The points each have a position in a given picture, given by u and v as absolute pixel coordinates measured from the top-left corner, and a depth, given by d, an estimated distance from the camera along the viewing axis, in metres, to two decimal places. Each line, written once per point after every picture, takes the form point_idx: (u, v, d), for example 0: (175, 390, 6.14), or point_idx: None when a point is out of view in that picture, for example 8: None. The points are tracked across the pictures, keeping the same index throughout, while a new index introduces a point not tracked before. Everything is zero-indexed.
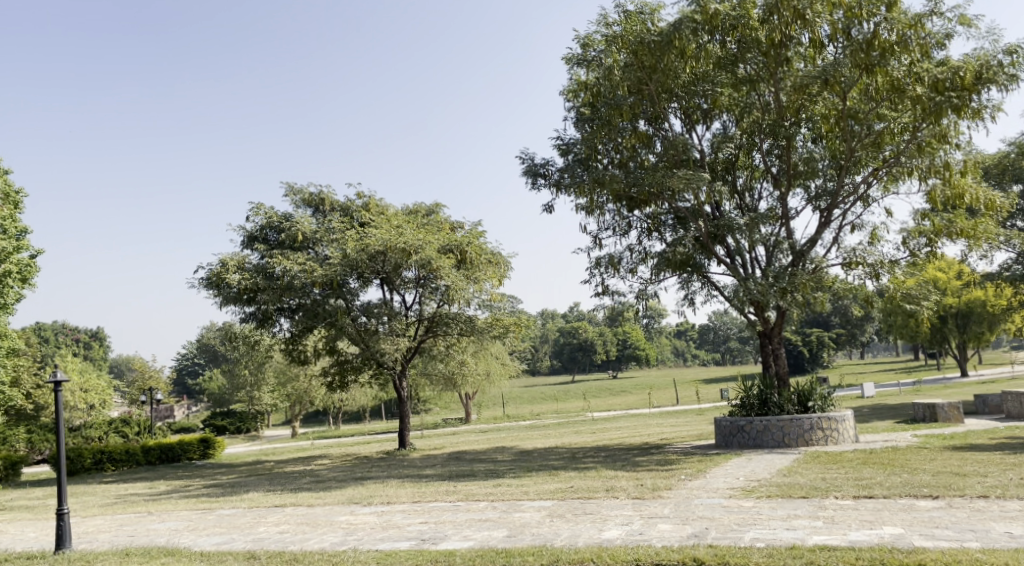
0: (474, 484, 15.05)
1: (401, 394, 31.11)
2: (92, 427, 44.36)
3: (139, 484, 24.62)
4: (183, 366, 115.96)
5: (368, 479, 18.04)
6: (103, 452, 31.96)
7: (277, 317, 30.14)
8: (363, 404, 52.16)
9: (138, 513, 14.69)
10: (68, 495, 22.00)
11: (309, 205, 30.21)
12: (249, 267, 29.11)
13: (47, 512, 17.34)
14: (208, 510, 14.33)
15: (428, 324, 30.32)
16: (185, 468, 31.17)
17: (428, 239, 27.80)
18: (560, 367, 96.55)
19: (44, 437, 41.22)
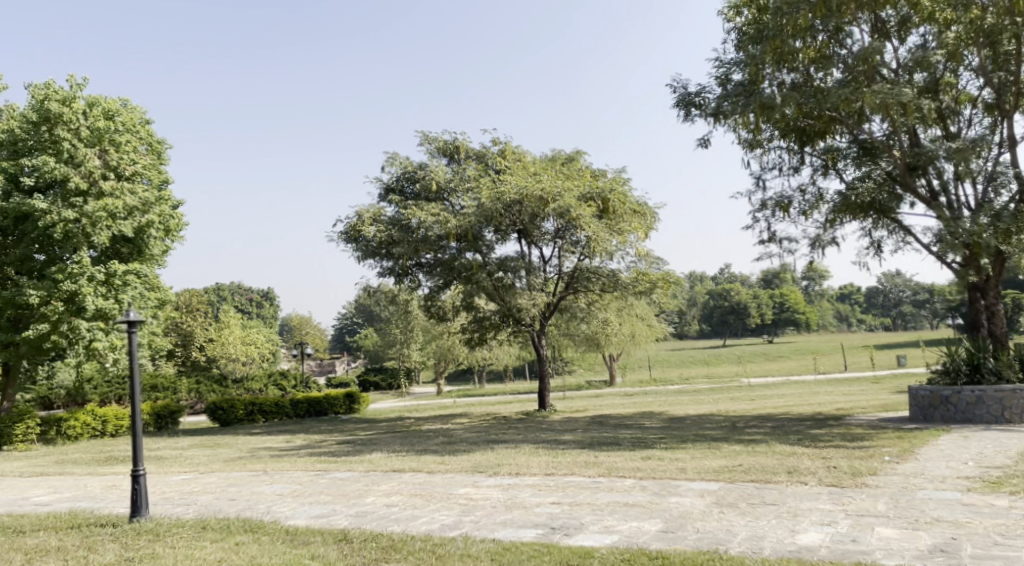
0: (620, 455, 12.76)
1: (540, 355, 29.08)
2: (250, 379, 45.61)
3: (277, 437, 23.96)
4: (339, 325, 119.94)
5: (501, 443, 16.07)
6: (252, 403, 32.01)
7: (414, 273, 28.76)
8: (506, 364, 50.82)
9: (252, 472, 13.43)
10: (206, 447, 21.49)
11: (444, 153, 28.49)
12: (384, 219, 27.84)
13: (173, 464, 16.51)
14: (320, 472, 12.79)
15: (568, 281, 27.99)
16: (329, 422, 30.72)
17: (568, 185, 25.34)
18: (713, 331, 92.03)
19: (208, 387, 42.59)
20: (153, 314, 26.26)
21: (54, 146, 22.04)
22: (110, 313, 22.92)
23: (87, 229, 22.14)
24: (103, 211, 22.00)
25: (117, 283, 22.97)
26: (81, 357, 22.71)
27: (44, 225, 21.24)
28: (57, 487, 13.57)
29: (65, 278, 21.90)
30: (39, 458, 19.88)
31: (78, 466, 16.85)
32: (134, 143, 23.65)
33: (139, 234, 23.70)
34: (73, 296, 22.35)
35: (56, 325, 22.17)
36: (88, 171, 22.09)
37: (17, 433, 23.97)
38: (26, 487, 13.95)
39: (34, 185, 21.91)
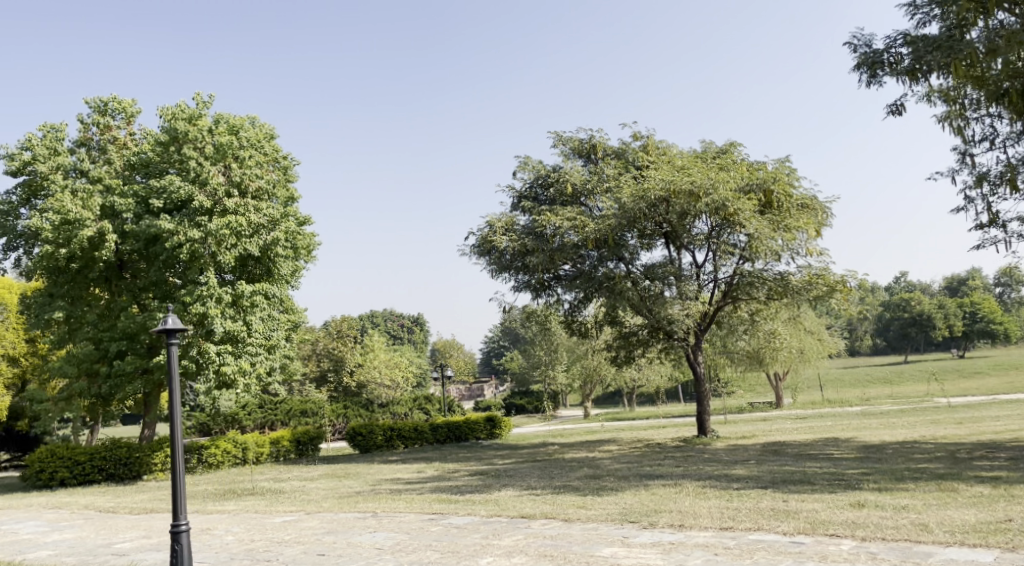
0: (817, 501, 9.87)
1: (698, 373, 25.80)
2: (396, 403, 44.71)
3: (413, 465, 22.06)
4: (488, 348, 119.41)
5: (657, 478, 13.34)
6: (391, 429, 30.33)
7: (554, 287, 26.37)
8: (660, 385, 47.35)
9: (362, 513, 11.43)
10: (337, 477, 19.89)
11: (579, 154, 26.10)
12: (518, 228, 25.71)
13: (290, 498, 14.71)
14: (436, 515, 10.59)
15: (726, 290, 24.72)
16: (471, 448, 28.77)
17: (723, 177, 22.20)
18: (889, 346, 83.99)
19: (356, 412, 41.92)
20: (287, 336, 25.07)
21: (182, 166, 21.14)
22: (237, 335, 21.65)
23: (213, 249, 20.93)
24: (227, 229, 20.73)
25: (246, 304, 21.78)
26: (212, 383, 21.58)
27: (170, 246, 20.26)
28: (154, 527, 11.99)
29: (193, 300, 20.91)
30: (167, 490, 18.81)
31: (194, 499, 15.42)
32: (260, 158, 22.41)
33: (266, 251, 22.35)
34: (202, 318, 21.31)
35: (186, 348, 21.26)
36: (212, 188, 20.91)
37: (157, 460, 23.19)
38: (125, 526, 12.46)
39: (163, 206, 21.03)
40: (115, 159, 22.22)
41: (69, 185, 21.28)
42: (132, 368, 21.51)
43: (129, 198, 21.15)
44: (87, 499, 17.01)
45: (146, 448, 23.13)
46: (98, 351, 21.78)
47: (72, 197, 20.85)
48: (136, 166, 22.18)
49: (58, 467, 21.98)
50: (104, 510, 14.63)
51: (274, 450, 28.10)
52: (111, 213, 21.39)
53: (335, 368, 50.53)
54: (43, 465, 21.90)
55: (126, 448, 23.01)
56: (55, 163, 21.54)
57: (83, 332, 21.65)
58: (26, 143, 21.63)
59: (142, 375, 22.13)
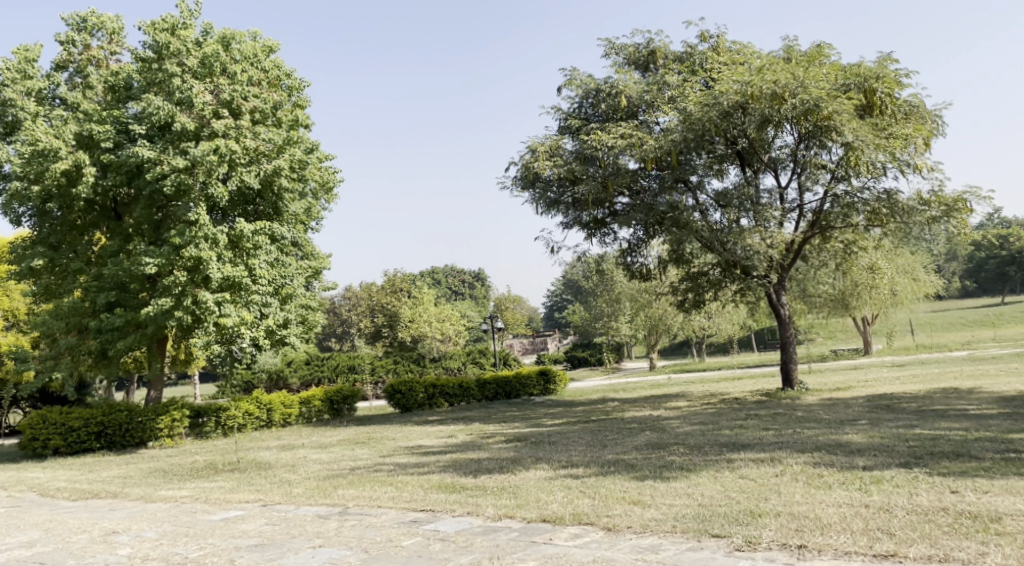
0: (1014, 498, 6.20)
1: (783, 316, 21.77)
2: (447, 357, 41.55)
3: (446, 422, 18.79)
4: (550, 302, 115.77)
5: (745, 449, 9.65)
6: (434, 385, 25.83)
7: (611, 225, 22.29)
8: (732, 334, 43.08)
9: (326, 508, 8.12)
10: (350, 442, 16.72)
11: (635, 64, 21.81)
12: (565, 153, 20.96)
13: (266, 477, 11.53)
14: (419, 514, 7.24)
15: (813, 219, 20.67)
16: (520, 404, 25.32)
17: (812, 73, 17.91)
18: (981, 287, 77.44)
19: (404, 366, 38.88)
20: (307, 279, 21.89)
21: (164, 84, 18.29)
22: (237, 281, 18.59)
23: (202, 181, 18.01)
24: (213, 155, 17.61)
25: (247, 245, 18.72)
26: (211, 337, 18.60)
27: (152, 177, 17.41)
28: (62, 527, 8.99)
29: (186, 242, 17.89)
30: (153, 463, 15.92)
31: (157, 480, 12.46)
32: (256, 74, 19.28)
33: (266, 183, 19.21)
34: (196, 263, 18.34)
35: (179, 298, 18.22)
36: (198, 109, 17.98)
37: (161, 426, 20.99)
38: (34, 524, 9.53)
39: (145, 133, 18.39)
40: (96, 84, 20.06)
41: (39, 113, 19.74)
42: (122, 322, 19.09)
43: (107, 124, 19.07)
44: (50, 477, 14.39)
45: (149, 413, 20.91)
46: (88, 307, 19.78)
47: (42, 126, 18.86)
48: (118, 90, 19.93)
49: (52, 434, 19.93)
50: (44, 498, 11.72)
51: (303, 409, 24.66)
52: (89, 142, 19.34)
53: (389, 323, 46.56)
54: (34, 432, 19.83)
55: (126, 413, 20.79)
56: (25, 87, 19.99)
57: (73, 280, 19.82)
58: None
59: (136, 329, 19.82)
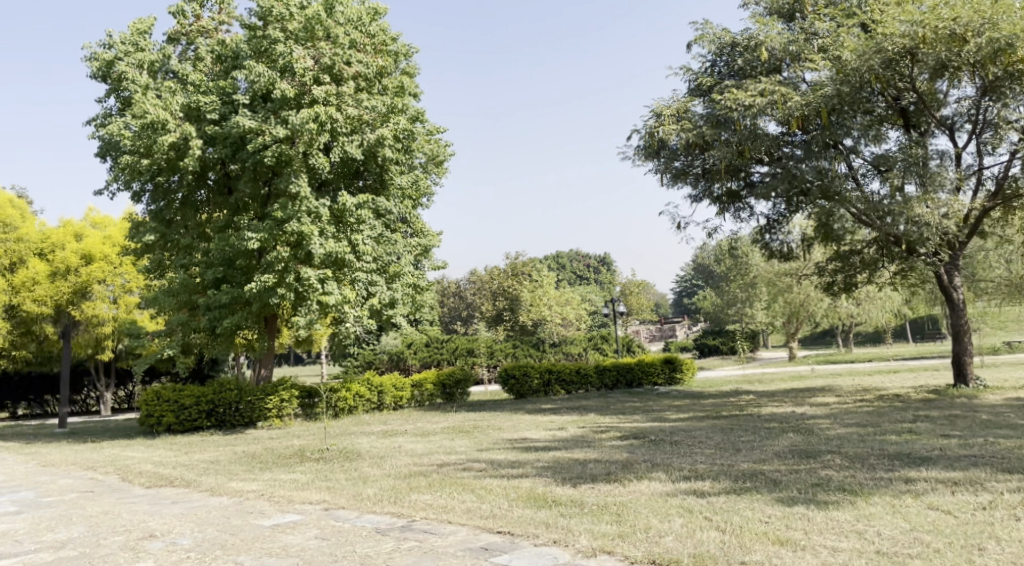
0: None
1: (952, 300, 18.78)
2: (569, 342, 39.86)
3: (558, 411, 17.14)
4: (680, 288, 111.80)
5: (924, 466, 7.48)
6: (550, 370, 24.16)
7: (746, 199, 19.81)
8: (883, 322, 39.14)
9: (386, 521, 6.67)
10: (453, 428, 15.38)
11: (778, 13, 19.29)
12: (695, 117, 18.69)
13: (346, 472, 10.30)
14: (493, 542, 5.70)
15: (992, 187, 17.63)
16: (643, 393, 23.33)
17: (1000, 7, 15.01)
18: None
19: (525, 350, 37.52)
20: (416, 257, 20.73)
21: (266, 51, 17.53)
22: (340, 257, 17.62)
23: (305, 152, 17.17)
24: (313, 123, 16.69)
25: (350, 220, 17.73)
26: (314, 316, 17.69)
27: (253, 148, 16.72)
28: (109, 527, 8.04)
29: (289, 217, 17.05)
30: (248, 446, 15.11)
31: (238, 468, 11.50)
32: (360, 36, 18.26)
33: (370, 153, 18.16)
34: (299, 237, 17.51)
35: (282, 275, 17.42)
36: (299, 76, 17.13)
37: (270, 406, 20.34)
38: (87, 521, 8.66)
39: (248, 103, 17.81)
40: (204, 55, 20.04)
41: (150, 85, 19.77)
42: (229, 299, 18.60)
43: (213, 95, 18.64)
44: (142, 460, 13.81)
45: (258, 392, 20.32)
46: (196, 282, 19.44)
47: (151, 99, 18.58)
48: (224, 60, 19.84)
49: (164, 412, 19.69)
50: (120, 486, 10.98)
51: (415, 393, 23.48)
52: (195, 114, 18.98)
53: (511, 307, 44.95)
54: (151, 408, 19.70)
55: (236, 392, 20.29)
56: (137, 59, 20.19)
57: (183, 256, 19.57)
58: (109, 42, 20.36)
59: (245, 306, 19.32)
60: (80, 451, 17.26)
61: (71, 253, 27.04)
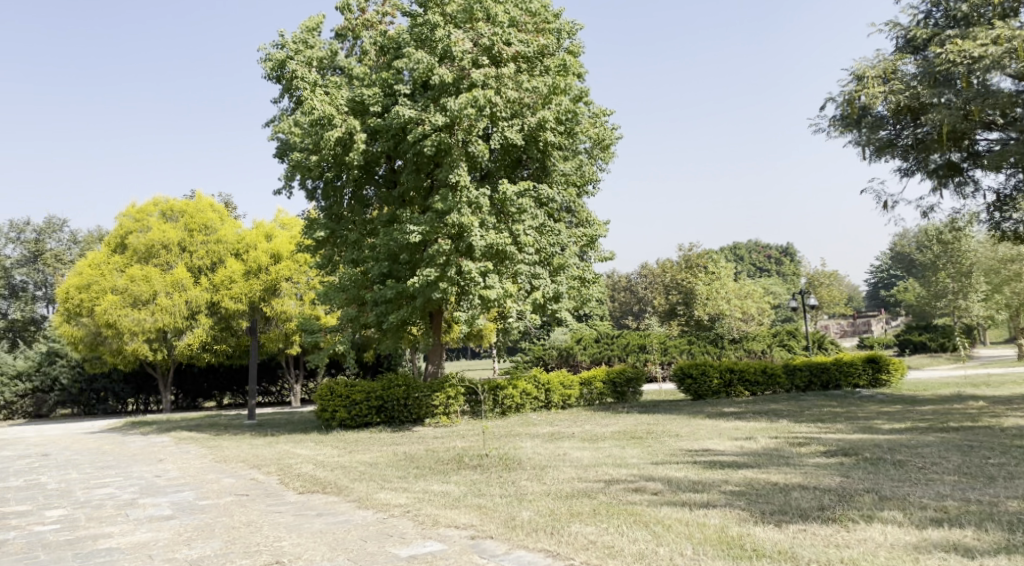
0: None
1: None
2: (753, 337, 37.19)
3: (745, 415, 15.26)
4: (875, 279, 103.60)
5: None
6: (733, 369, 22.07)
7: (972, 171, 16.92)
8: None
9: (555, 559, 6.00)
10: (626, 431, 13.95)
11: None
12: (907, 77, 16.11)
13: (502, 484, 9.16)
14: None
15: None
16: (843, 396, 20.78)
17: None
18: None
19: (704, 347, 35.37)
20: (583, 248, 19.40)
21: (424, 36, 16.82)
22: (502, 248, 16.62)
23: (464, 140, 16.32)
24: (472, 108, 15.78)
25: (512, 210, 16.70)
26: (476, 311, 16.80)
27: (413, 138, 16.06)
28: (243, 547, 7.36)
29: (449, 208, 16.26)
30: (410, 447, 14.42)
31: (392, 474, 10.71)
32: (521, 13, 17.17)
33: (531, 138, 17.04)
34: (460, 229, 16.70)
35: (444, 269, 16.69)
36: (458, 60, 16.29)
37: (437, 403, 19.72)
38: (227, 535, 8.07)
39: (409, 92, 17.20)
40: (369, 48, 19.70)
41: (317, 81, 19.71)
42: (394, 294, 18.11)
43: (374, 87, 18.22)
44: (305, 460, 13.41)
45: (425, 388, 19.72)
46: (362, 277, 19.16)
47: (318, 94, 18.42)
48: (387, 51, 19.43)
49: (337, 407, 19.51)
50: (275, 492, 10.50)
51: (585, 392, 22.15)
52: (360, 108, 18.65)
53: (685, 301, 42.70)
54: (324, 403, 19.55)
55: (403, 388, 19.78)
56: (306, 56, 20.22)
57: (351, 251, 19.35)
58: (281, 41, 20.53)
59: (409, 301, 18.81)
60: (254, 446, 17.35)
61: (261, 252, 28.57)
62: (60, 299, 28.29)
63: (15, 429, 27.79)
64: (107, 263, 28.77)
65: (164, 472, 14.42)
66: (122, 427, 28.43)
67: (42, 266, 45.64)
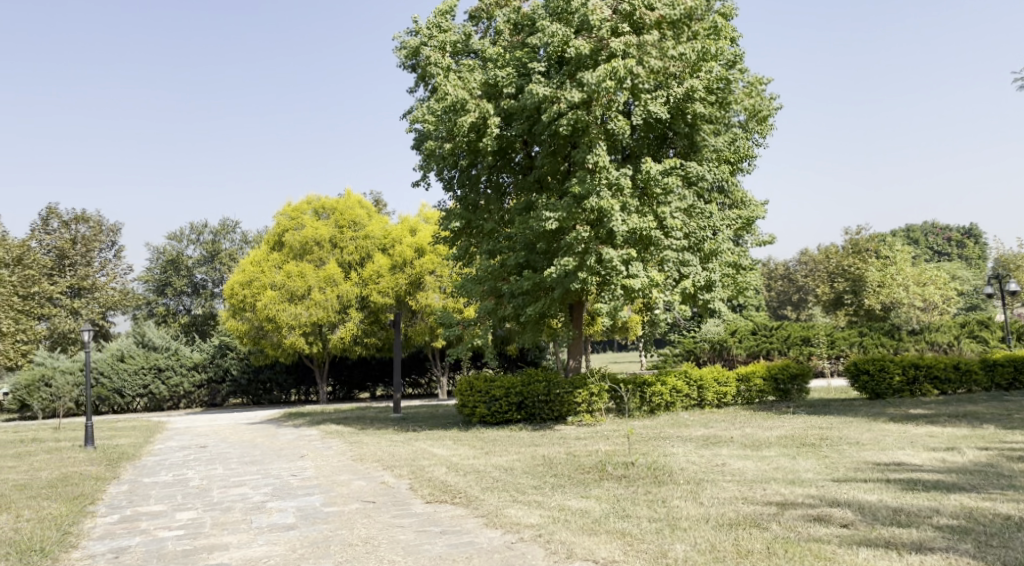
0: None
1: None
2: (935, 327, 33.60)
3: (939, 419, 13.12)
4: None
5: None
6: (917, 364, 19.53)
7: None
8: None
9: None
10: (795, 436, 12.25)
11: None
12: None
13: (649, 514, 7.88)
14: None
15: None
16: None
17: None
18: None
19: (879, 339, 32.26)
20: (738, 230, 17.62)
21: (559, 5, 15.62)
22: (646, 233, 15.21)
23: (603, 116, 15.03)
24: (610, 80, 14.45)
25: (656, 190, 15.25)
26: (619, 302, 15.49)
27: (548, 117, 14.94)
28: None
29: (587, 191, 15.02)
30: (551, 449, 13.34)
31: (528, 484, 9.63)
32: None
33: (677, 111, 15.51)
34: (599, 214, 15.44)
35: (583, 257, 15.49)
36: (595, 29, 15.00)
37: (579, 400, 18.31)
38: (340, 556, 7.24)
39: (544, 68, 16.08)
40: (503, 26, 18.73)
41: (450, 66, 18.96)
42: (531, 285, 17.15)
43: (508, 67, 17.22)
44: (439, 462, 12.60)
45: (566, 385, 18.40)
46: (499, 268, 18.28)
47: (451, 79, 17.63)
48: (523, 28, 18.37)
49: (477, 403, 18.85)
50: (401, 500, 9.69)
51: (743, 389, 20.25)
52: (494, 90, 17.71)
53: (854, 290, 38.96)
54: (465, 399, 19.08)
55: (544, 383, 18.66)
56: (439, 41, 19.49)
57: (487, 241, 18.50)
58: (415, 27, 19.93)
59: (548, 292, 17.76)
60: (395, 443, 16.85)
61: (407, 246, 28.38)
62: (227, 295, 29.39)
63: (182, 419, 28.98)
64: (267, 260, 29.59)
65: (300, 470, 14.01)
66: (277, 419, 29.05)
67: (215, 265, 48.11)
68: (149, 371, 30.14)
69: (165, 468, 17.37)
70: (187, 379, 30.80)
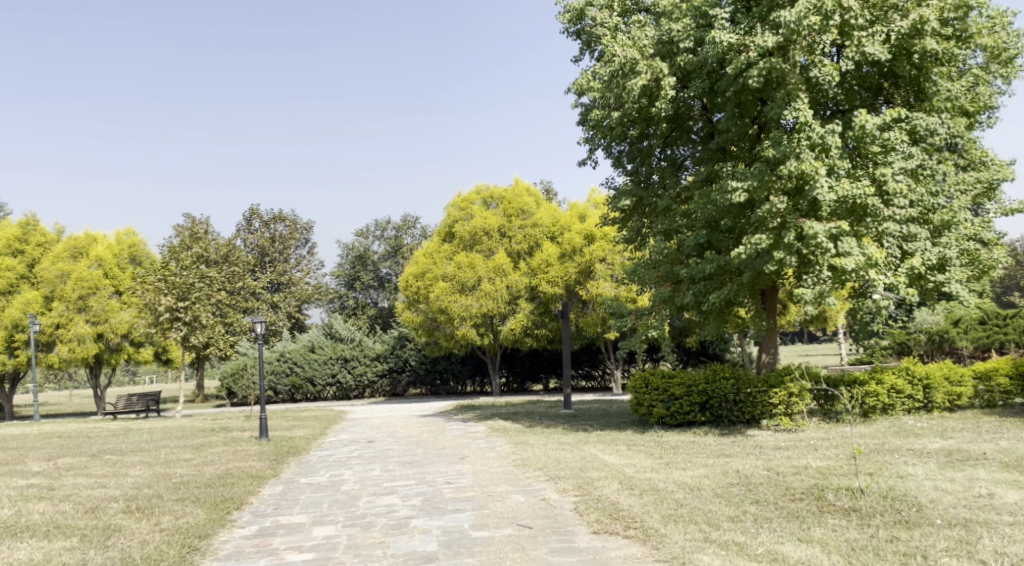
0: None
1: None
2: None
3: None
4: None
5: None
6: None
7: None
8: None
9: None
10: None
11: None
12: None
13: None
14: None
15: None
16: None
17: None
18: None
19: None
20: (977, 197, 14.48)
21: None
22: (859, 201, 12.61)
23: (805, 62, 12.59)
24: (812, 18, 12.03)
25: (874, 148, 12.61)
26: (825, 286, 12.97)
27: (735, 68, 12.72)
28: None
29: (784, 155, 12.65)
30: (747, 461, 11.17)
31: (720, 514, 7.64)
32: None
33: (899, 50, 12.76)
34: (799, 181, 13.00)
35: (779, 233, 13.11)
36: None
37: (775, 402, 15.77)
38: None
39: (730, 14, 13.81)
40: None
41: (619, 26, 17.05)
42: (716, 269, 14.92)
43: (684, 18, 15.07)
44: (611, 474, 10.78)
45: (758, 383, 15.92)
46: (677, 251, 16.17)
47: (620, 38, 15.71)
48: None
49: (654, 401, 16.83)
50: (562, 527, 7.99)
51: (983, 390, 16.87)
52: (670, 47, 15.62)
53: None
54: (641, 396, 17.11)
55: (733, 381, 16.31)
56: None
57: (662, 220, 16.43)
58: None
59: (736, 277, 15.44)
60: (564, 445, 15.22)
61: (576, 233, 26.67)
62: (401, 287, 29.02)
63: (358, 411, 28.84)
64: (438, 251, 28.90)
65: (458, 476, 12.61)
66: (447, 412, 28.32)
67: (399, 258, 48.75)
68: (336, 361, 30.41)
69: (329, 464, 16.72)
70: (370, 370, 30.81)
